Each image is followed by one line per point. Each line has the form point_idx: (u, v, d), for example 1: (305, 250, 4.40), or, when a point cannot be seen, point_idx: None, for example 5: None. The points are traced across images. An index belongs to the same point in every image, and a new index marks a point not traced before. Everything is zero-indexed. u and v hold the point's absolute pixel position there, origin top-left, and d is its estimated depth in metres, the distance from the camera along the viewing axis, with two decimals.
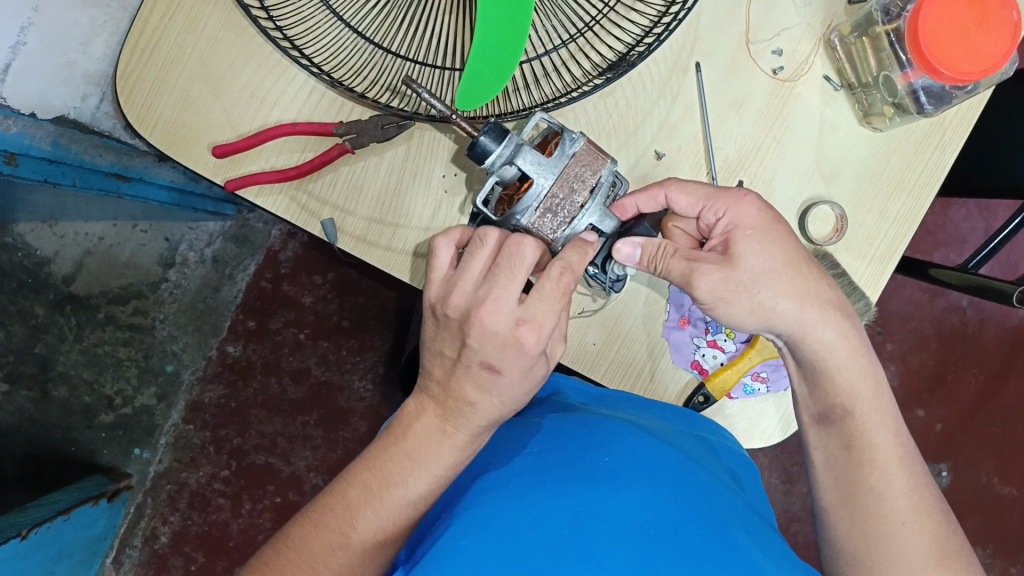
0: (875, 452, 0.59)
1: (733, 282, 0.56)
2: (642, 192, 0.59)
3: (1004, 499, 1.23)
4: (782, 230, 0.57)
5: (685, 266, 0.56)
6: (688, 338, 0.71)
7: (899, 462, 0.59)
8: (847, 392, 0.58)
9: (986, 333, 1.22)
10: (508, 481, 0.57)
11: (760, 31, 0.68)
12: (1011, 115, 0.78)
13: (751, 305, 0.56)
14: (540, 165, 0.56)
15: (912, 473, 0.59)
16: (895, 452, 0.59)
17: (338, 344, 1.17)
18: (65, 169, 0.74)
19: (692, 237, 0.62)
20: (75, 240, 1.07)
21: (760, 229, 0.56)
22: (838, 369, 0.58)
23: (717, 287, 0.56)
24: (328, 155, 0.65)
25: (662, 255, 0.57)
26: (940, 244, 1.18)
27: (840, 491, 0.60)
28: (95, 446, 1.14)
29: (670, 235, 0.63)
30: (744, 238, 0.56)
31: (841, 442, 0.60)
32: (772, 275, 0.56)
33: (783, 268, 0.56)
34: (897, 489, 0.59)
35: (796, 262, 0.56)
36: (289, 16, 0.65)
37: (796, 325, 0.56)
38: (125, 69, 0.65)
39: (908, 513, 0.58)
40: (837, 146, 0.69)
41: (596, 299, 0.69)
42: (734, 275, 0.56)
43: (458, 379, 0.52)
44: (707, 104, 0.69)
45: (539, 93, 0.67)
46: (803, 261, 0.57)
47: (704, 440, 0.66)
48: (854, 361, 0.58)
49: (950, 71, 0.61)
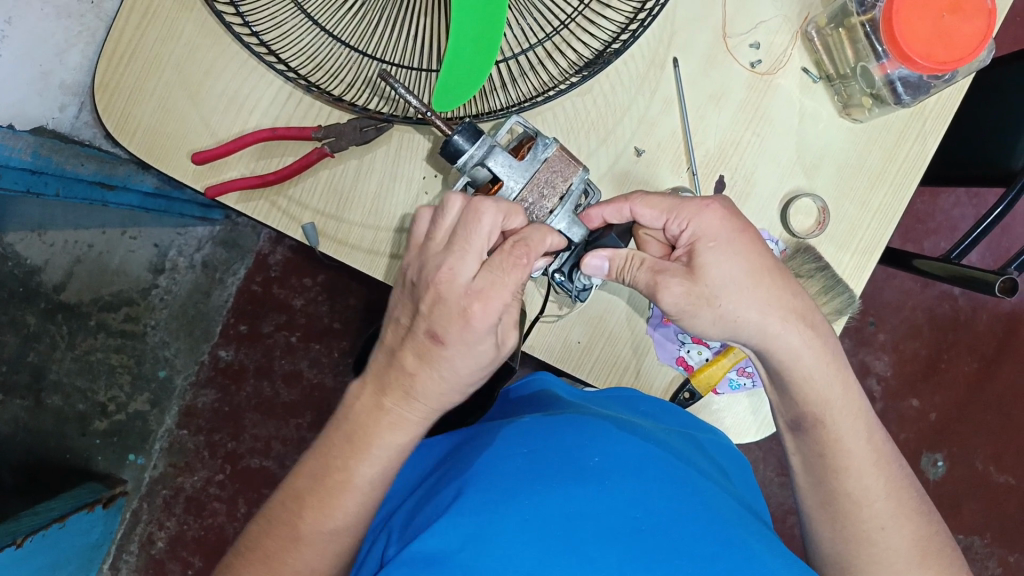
0: (848, 458, 0.59)
1: (695, 294, 0.56)
2: (606, 205, 0.59)
3: (1000, 485, 1.24)
4: (748, 231, 0.57)
5: (652, 276, 0.57)
6: (670, 338, 0.71)
7: (874, 466, 0.59)
8: (817, 400, 0.58)
9: (978, 321, 1.22)
10: (490, 480, 0.55)
11: (736, 24, 0.68)
12: (992, 104, 0.77)
13: (714, 317, 0.57)
14: (510, 168, 0.56)
15: (889, 475, 0.59)
16: (869, 457, 0.59)
17: (330, 346, 1.17)
18: (48, 179, 0.71)
19: (663, 244, 0.62)
20: (65, 248, 1.05)
21: (723, 240, 0.56)
22: (804, 379, 0.58)
23: (680, 300, 0.56)
24: (307, 159, 0.65)
25: (631, 266, 0.57)
26: (930, 232, 1.18)
27: (817, 494, 0.61)
28: (90, 453, 1.14)
29: (642, 241, 0.63)
30: (707, 250, 0.56)
31: (813, 448, 0.60)
32: (734, 288, 0.56)
33: (746, 280, 0.56)
34: (874, 494, 0.59)
35: (759, 272, 0.56)
36: (264, 21, 0.64)
37: (759, 333, 0.57)
38: (102, 79, 0.65)
39: (886, 517, 0.58)
40: (817, 138, 0.69)
41: (560, 306, 0.69)
42: (696, 288, 0.56)
43: (429, 378, 0.51)
44: (684, 97, 0.69)
45: (516, 91, 0.67)
46: (771, 269, 0.57)
47: (692, 438, 0.66)
48: (821, 366, 0.58)
49: (928, 62, 0.61)
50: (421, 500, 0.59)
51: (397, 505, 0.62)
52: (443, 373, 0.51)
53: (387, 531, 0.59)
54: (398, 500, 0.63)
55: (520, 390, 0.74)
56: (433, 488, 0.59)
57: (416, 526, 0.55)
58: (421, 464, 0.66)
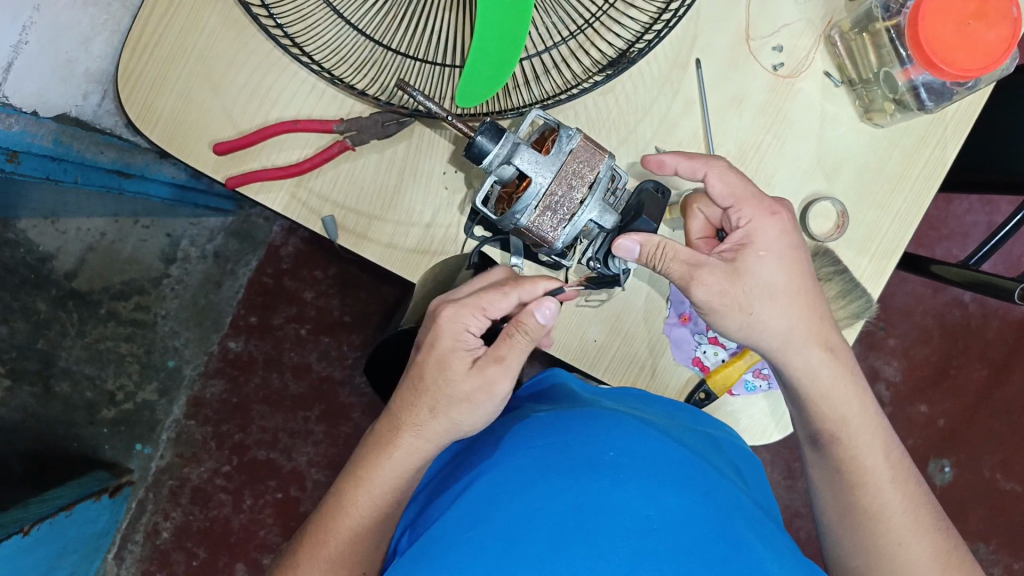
0: (866, 474, 0.60)
1: (731, 296, 0.57)
2: (684, 157, 0.60)
3: (1006, 492, 1.24)
4: (783, 244, 0.58)
5: (687, 270, 0.57)
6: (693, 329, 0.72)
7: (892, 483, 0.60)
8: (833, 416, 0.60)
9: (988, 327, 1.22)
10: (505, 473, 0.55)
11: (760, 27, 0.68)
12: (1011, 111, 0.78)
13: (742, 322, 0.58)
14: (537, 164, 0.56)
15: (907, 491, 0.60)
16: (887, 473, 0.60)
17: (340, 339, 1.17)
18: (67, 167, 0.75)
19: (709, 225, 0.64)
20: (77, 235, 1.09)
21: (773, 251, 0.58)
22: (821, 398, 0.60)
23: (713, 298, 0.57)
24: (328, 152, 0.66)
25: (661, 256, 0.56)
26: (942, 238, 1.18)
27: (838, 507, 0.62)
28: (97, 441, 1.14)
29: (689, 214, 0.64)
30: (756, 256, 0.58)
31: (831, 464, 0.62)
32: (775, 296, 0.58)
33: (786, 293, 0.58)
34: (892, 508, 0.60)
35: (797, 291, 0.58)
36: (289, 14, 0.65)
37: (784, 340, 0.59)
38: (125, 68, 0.65)
39: (904, 532, 0.59)
40: (837, 142, 0.69)
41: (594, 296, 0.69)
42: (733, 290, 0.57)
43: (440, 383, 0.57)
44: (706, 101, 0.69)
45: (539, 89, 0.67)
46: (809, 291, 0.59)
47: (708, 436, 0.66)
48: (838, 387, 0.60)
49: (950, 69, 0.61)
50: (438, 493, 0.59)
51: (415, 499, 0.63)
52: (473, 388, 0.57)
53: (406, 524, 0.60)
54: (417, 495, 0.64)
55: (533, 385, 0.74)
56: (450, 480, 0.60)
57: (434, 519, 0.56)
58: (440, 460, 0.66)
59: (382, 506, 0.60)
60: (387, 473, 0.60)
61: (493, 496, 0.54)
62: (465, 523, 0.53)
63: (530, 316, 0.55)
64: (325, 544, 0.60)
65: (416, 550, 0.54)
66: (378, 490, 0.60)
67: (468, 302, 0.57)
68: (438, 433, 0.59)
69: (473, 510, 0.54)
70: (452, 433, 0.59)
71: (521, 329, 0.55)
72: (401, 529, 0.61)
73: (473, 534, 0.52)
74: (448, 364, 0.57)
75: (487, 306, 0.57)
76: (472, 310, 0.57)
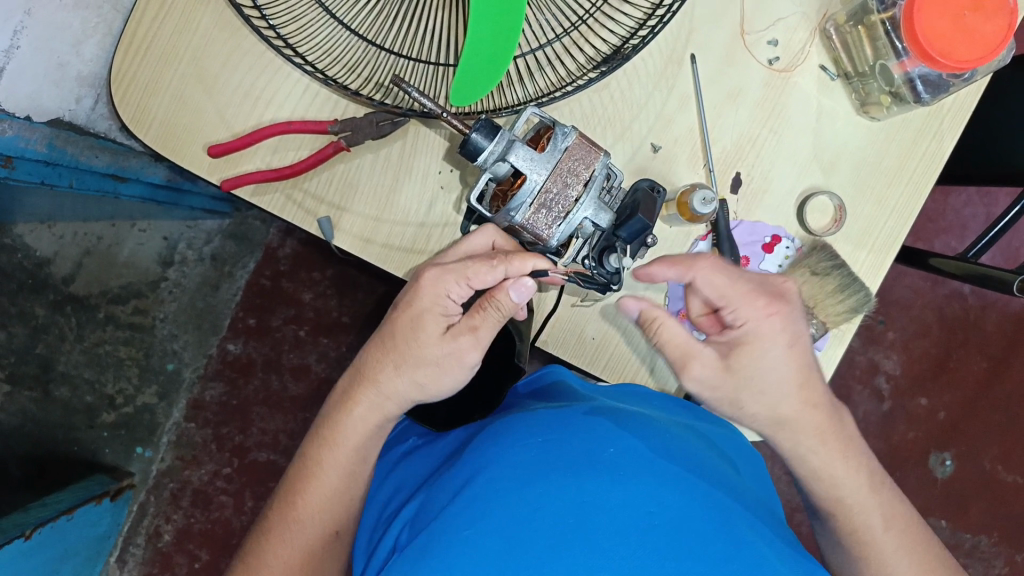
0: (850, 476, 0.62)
1: (722, 389, 0.60)
2: (667, 264, 0.60)
3: (1007, 484, 1.24)
4: (774, 336, 0.59)
5: (682, 351, 0.58)
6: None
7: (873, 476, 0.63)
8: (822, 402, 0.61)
9: (987, 320, 1.22)
10: (506, 470, 0.55)
11: (754, 21, 0.68)
12: (1012, 102, 0.77)
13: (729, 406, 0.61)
14: (533, 161, 0.55)
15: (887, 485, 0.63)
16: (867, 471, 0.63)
17: (339, 340, 1.17)
18: (61, 171, 0.75)
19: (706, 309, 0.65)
20: (73, 240, 1.08)
21: (771, 353, 0.59)
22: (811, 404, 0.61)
23: (707, 385, 0.59)
24: (323, 153, 0.65)
25: (657, 328, 0.58)
26: (940, 231, 1.18)
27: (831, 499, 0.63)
28: (97, 446, 1.14)
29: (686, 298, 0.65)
30: (750, 357, 0.59)
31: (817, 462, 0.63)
32: (773, 389, 0.59)
33: (785, 387, 0.60)
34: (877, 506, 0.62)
35: (804, 383, 0.60)
36: (282, 15, 0.64)
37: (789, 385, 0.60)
38: (118, 71, 0.65)
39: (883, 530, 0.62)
40: (834, 136, 0.69)
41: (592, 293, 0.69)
42: (725, 384, 0.59)
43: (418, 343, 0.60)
44: (702, 96, 0.68)
45: (533, 86, 0.66)
46: (804, 384, 0.60)
47: (706, 433, 0.65)
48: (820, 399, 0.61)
49: (947, 61, 0.60)
50: (434, 490, 0.59)
51: (410, 495, 0.63)
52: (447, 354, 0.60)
53: (401, 519, 0.59)
54: (410, 490, 0.64)
55: (533, 382, 0.73)
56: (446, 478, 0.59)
57: (432, 515, 0.55)
58: (433, 456, 0.66)
59: (346, 465, 0.63)
60: (350, 434, 0.63)
61: (494, 493, 0.53)
62: (464, 522, 0.52)
63: (503, 293, 0.57)
64: (294, 504, 0.63)
65: (415, 548, 0.53)
66: (343, 450, 0.63)
67: (453, 270, 0.59)
68: (400, 392, 0.62)
69: (470, 508, 0.53)
70: (415, 394, 0.62)
71: (493, 304, 0.58)
72: (394, 522, 0.60)
73: (471, 533, 0.51)
74: (421, 325, 0.61)
75: (471, 276, 0.58)
76: (455, 278, 0.59)
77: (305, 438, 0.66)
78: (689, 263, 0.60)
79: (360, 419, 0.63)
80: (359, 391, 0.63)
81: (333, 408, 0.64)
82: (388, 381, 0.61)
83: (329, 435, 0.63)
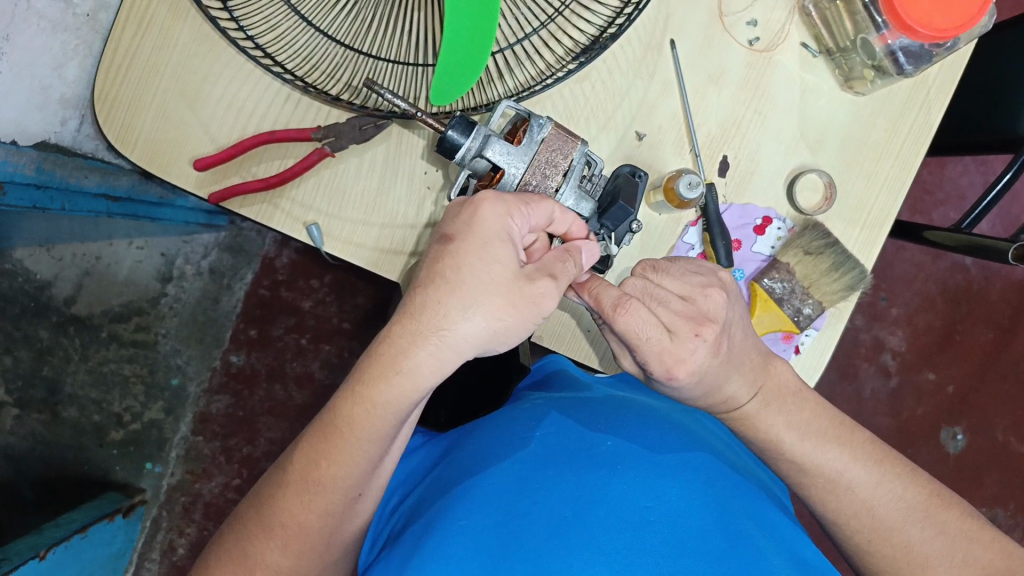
0: None
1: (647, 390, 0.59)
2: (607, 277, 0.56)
3: (1020, 455, 1.23)
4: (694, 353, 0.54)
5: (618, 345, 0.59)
6: None
7: None
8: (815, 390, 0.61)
9: (992, 289, 1.21)
10: (501, 465, 0.55)
11: (731, 2, 0.67)
12: (1012, 63, 0.76)
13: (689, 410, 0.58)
14: (510, 155, 0.56)
15: None
16: None
17: (340, 346, 1.18)
18: (53, 194, 0.72)
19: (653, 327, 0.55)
20: (73, 261, 1.09)
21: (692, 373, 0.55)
22: (802, 391, 0.60)
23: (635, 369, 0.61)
24: (308, 160, 0.65)
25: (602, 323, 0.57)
26: (938, 203, 1.17)
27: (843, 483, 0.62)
28: (108, 463, 1.15)
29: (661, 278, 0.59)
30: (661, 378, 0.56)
31: None
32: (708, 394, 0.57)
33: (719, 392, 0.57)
34: None
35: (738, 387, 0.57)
36: (258, 25, 0.64)
37: (765, 352, 0.60)
38: (102, 88, 0.65)
39: None
40: (819, 114, 0.69)
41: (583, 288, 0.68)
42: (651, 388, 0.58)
43: None
44: (685, 80, 0.68)
45: (512, 82, 0.66)
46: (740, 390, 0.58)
47: (691, 414, 0.66)
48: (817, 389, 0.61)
49: (927, 30, 0.60)
50: (431, 486, 0.59)
51: (407, 490, 0.63)
52: (510, 291, 0.50)
53: (399, 517, 0.59)
54: (408, 486, 0.64)
55: (533, 374, 0.73)
56: (443, 471, 0.60)
57: (429, 511, 0.55)
58: (430, 453, 0.66)
59: None
60: None
61: (489, 490, 0.53)
62: (461, 513, 0.52)
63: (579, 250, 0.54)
64: None
65: (409, 541, 0.54)
66: None
67: (511, 196, 0.52)
68: None
69: (468, 500, 0.53)
70: None
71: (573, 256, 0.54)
72: (392, 520, 0.60)
73: (467, 524, 0.51)
74: (489, 250, 0.51)
75: (533, 206, 0.52)
76: (514, 203, 0.52)
77: (332, 394, 0.53)
78: (611, 312, 0.54)
79: (416, 375, 0.50)
80: (415, 340, 0.50)
81: (362, 396, 0.51)
82: (460, 331, 0.50)
83: (365, 396, 0.51)
